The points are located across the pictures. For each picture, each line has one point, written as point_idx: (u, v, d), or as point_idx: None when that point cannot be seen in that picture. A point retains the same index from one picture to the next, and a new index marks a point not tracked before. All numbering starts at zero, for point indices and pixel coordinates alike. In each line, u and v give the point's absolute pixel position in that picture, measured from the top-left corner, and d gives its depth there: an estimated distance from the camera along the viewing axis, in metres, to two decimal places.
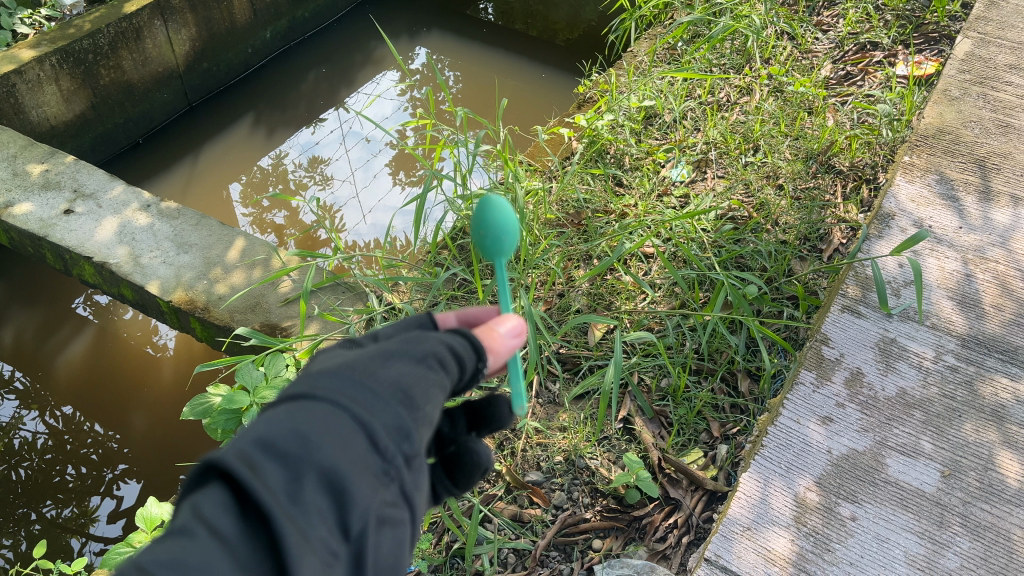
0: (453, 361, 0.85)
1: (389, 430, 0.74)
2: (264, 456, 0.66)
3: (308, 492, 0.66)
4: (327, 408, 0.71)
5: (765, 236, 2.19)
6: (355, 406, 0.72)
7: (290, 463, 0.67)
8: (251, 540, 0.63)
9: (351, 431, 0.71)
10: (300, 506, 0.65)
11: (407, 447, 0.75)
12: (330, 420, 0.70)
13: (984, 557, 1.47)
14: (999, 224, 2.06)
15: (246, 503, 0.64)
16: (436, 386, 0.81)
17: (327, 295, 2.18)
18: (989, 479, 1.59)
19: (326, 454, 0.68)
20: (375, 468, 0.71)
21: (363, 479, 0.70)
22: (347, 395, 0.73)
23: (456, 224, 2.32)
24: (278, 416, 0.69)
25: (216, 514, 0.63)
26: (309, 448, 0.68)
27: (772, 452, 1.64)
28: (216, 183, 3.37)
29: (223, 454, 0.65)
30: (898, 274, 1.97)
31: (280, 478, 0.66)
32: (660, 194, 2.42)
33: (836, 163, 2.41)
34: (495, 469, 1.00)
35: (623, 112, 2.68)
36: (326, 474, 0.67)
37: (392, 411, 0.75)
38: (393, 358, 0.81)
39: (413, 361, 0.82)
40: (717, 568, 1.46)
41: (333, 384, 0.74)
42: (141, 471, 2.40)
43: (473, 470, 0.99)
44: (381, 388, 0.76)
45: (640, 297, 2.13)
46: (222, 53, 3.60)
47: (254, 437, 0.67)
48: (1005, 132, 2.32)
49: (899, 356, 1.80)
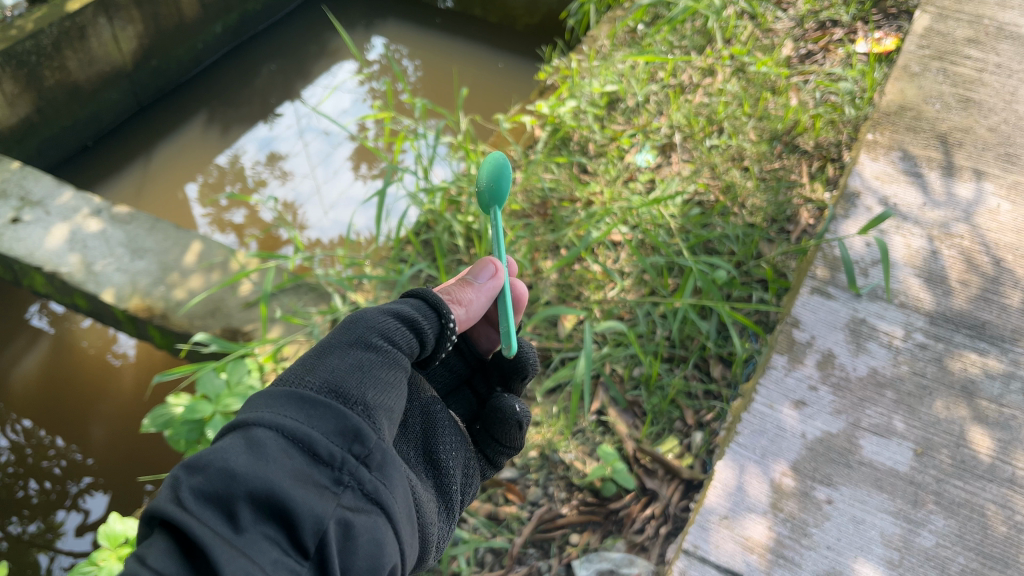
0: (398, 334, 1.03)
1: (331, 439, 0.82)
2: (200, 496, 0.72)
3: (250, 520, 0.73)
4: (263, 431, 0.79)
5: (732, 220, 2.17)
6: (289, 424, 0.80)
7: (226, 496, 0.73)
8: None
9: (287, 449, 0.79)
10: (246, 533, 0.72)
11: (354, 447, 0.84)
12: (263, 445, 0.77)
13: (960, 534, 1.47)
14: (963, 199, 2.06)
15: (188, 544, 0.70)
16: (373, 375, 0.94)
17: (289, 297, 2.13)
18: (962, 455, 1.59)
19: (261, 478, 0.75)
20: (322, 479, 0.80)
21: (309, 491, 0.78)
22: (278, 414, 0.81)
23: (420, 219, 2.27)
24: (206, 451, 0.76)
25: (159, 559, 0.67)
26: (243, 474, 0.74)
27: (747, 439, 1.62)
28: (170, 182, 3.27)
29: (158, 502, 0.71)
30: (865, 254, 1.96)
31: (218, 513, 0.72)
32: (625, 180, 2.39)
33: (800, 144, 2.39)
34: (528, 422, 1.25)
35: (586, 98, 2.64)
36: (268, 496, 0.74)
37: (329, 417, 0.84)
38: (327, 360, 0.93)
39: (347, 358, 0.94)
40: (696, 559, 1.45)
41: (265, 406, 0.82)
42: (107, 482, 2.32)
43: (509, 424, 1.25)
44: (314, 396, 0.85)
45: (610, 286, 2.10)
46: (171, 49, 3.50)
47: (188, 478, 0.73)
48: (965, 106, 2.32)
49: (869, 336, 1.79)
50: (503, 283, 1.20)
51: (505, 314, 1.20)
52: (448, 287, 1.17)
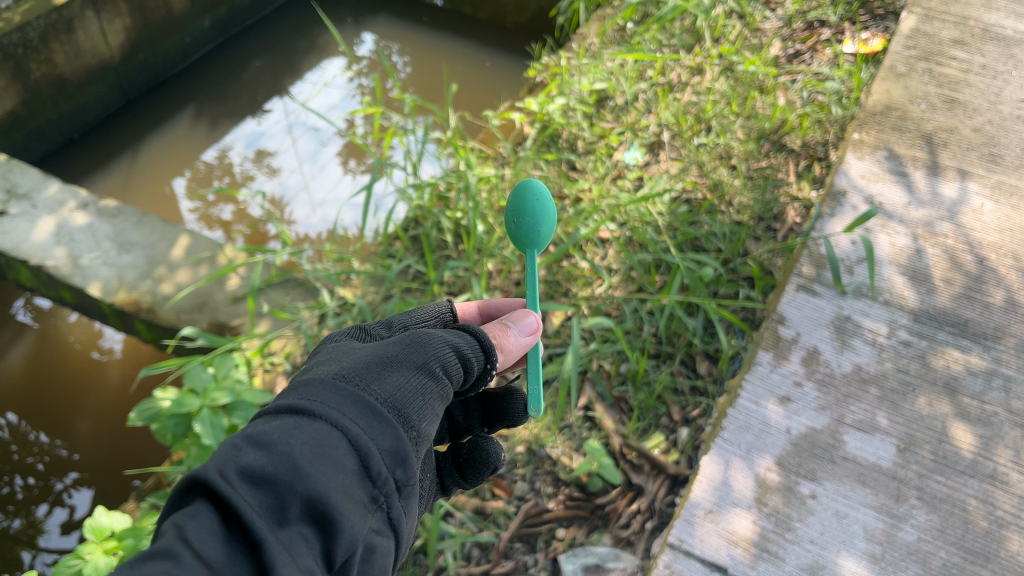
0: (457, 367, 1.00)
1: (383, 456, 0.83)
2: (255, 481, 0.73)
3: (295, 517, 0.74)
4: (326, 430, 0.79)
5: (719, 218, 2.19)
6: (352, 431, 0.81)
7: (279, 488, 0.74)
8: (236, 563, 0.69)
9: (345, 456, 0.79)
10: (286, 529, 0.72)
11: (397, 472, 0.85)
12: (325, 446, 0.78)
13: (941, 528, 1.49)
14: (947, 198, 2.08)
15: (234, 527, 0.70)
16: (430, 403, 0.94)
17: (276, 292, 2.13)
18: (944, 451, 1.60)
19: (317, 482, 0.75)
20: (364, 494, 0.80)
21: (352, 508, 0.78)
22: (344, 415, 0.82)
23: (409, 215, 2.28)
24: (271, 433, 0.76)
25: (202, 540, 0.68)
26: (304, 473, 0.75)
27: (732, 434, 1.63)
28: (157, 176, 3.26)
29: (214, 470, 0.72)
30: (850, 251, 1.97)
31: (268, 502, 0.73)
32: (614, 177, 2.40)
33: (788, 142, 2.41)
34: (502, 467, 1.23)
35: (575, 95, 2.65)
36: (317, 501, 0.75)
37: (387, 435, 0.84)
38: (391, 372, 0.92)
39: (410, 377, 0.93)
40: (681, 553, 1.46)
41: (332, 401, 0.82)
42: (92, 478, 2.31)
43: (484, 466, 1.22)
44: (377, 409, 0.85)
45: (598, 282, 2.12)
46: (158, 43, 3.48)
47: (249, 460, 0.74)
48: (951, 107, 2.34)
49: (853, 333, 1.81)
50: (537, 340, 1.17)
51: (534, 377, 1.23)
52: (488, 328, 1.12)
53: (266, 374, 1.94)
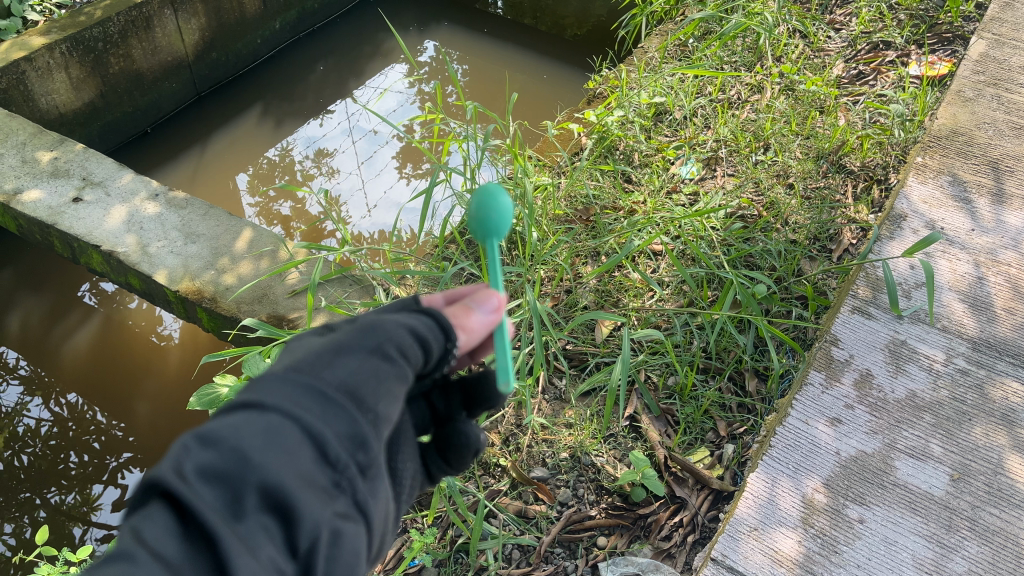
0: (415, 349, 0.86)
1: (341, 439, 0.73)
2: (201, 478, 0.66)
3: (251, 508, 0.66)
4: (274, 418, 0.70)
5: (775, 236, 2.18)
6: (304, 415, 0.71)
7: (230, 481, 0.66)
8: (196, 559, 0.63)
9: (298, 442, 0.70)
10: (244, 522, 0.65)
11: (358, 455, 0.74)
12: (274, 434, 0.69)
13: (993, 561, 1.46)
14: (1012, 227, 2.04)
15: (188, 525, 0.65)
16: (389, 382, 0.80)
17: (334, 288, 2.21)
18: (998, 483, 1.58)
19: (268, 472, 0.67)
20: (323, 481, 0.71)
21: (311, 495, 0.69)
22: (293, 401, 0.72)
23: (465, 219, 2.31)
24: (217, 427, 0.69)
25: (156, 536, 0.64)
26: (253, 463, 0.67)
27: (780, 453, 1.63)
28: (224, 170, 3.37)
29: (164, 472, 0.66)
30: (909, 276, 1.95)
31: (219, 496, 0.66)
32: (669, 190, 2.41)
33: (847, 163, 2.38)
34: (486, 450, 1.04)
35: (634, 108, 2.66)
36: (270, 492, 0.67)
37: (342, 418, 0.74)
38: (349, 352, 0.80)
39: (367, 358, 0.80)
40: (724, 568, 1.46)
41: (280, 388, 0.73)
42: (145, 460, 2.39)
43: (465, 451, 1.03)
44: (330, 392, 0.74)
45: (648, 294, 2.14)
46: (231, 43, 3.59)
47: (196, 457, 0.67)
48: (1019, 134, 2.30)
49: (909, 358, 1.78)
50: (504, 317, 0.98)
51: (501, 352, 0.99)
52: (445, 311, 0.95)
53: None
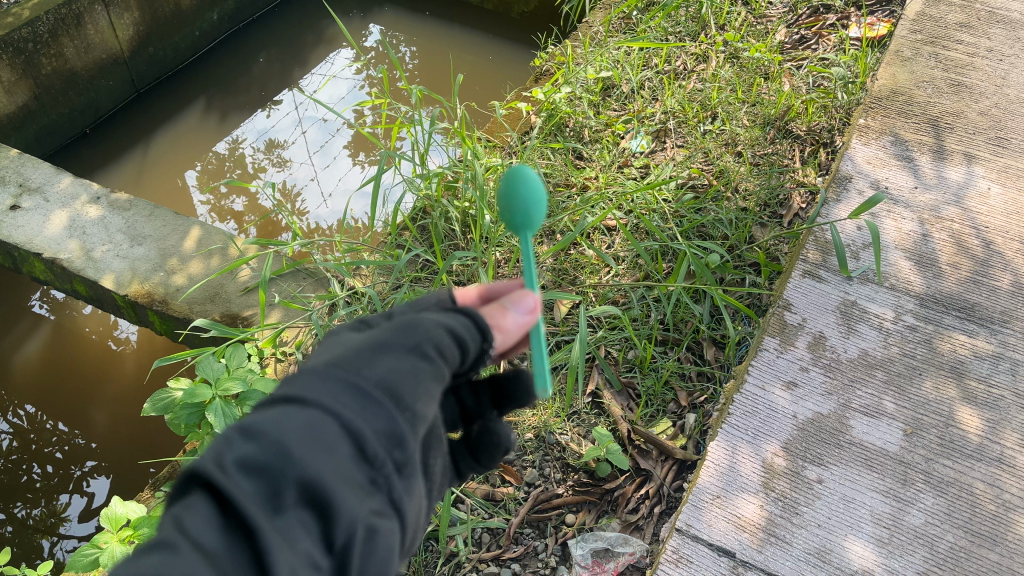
0: (451, 348, 0.87)
1: (380, 435, 0.75)
2: (244, 470, 0.67)
3: (290, 503, 0.67)
4: (317, 413, 0.71)
5: (725, 204, 2.19)
6: (345, 412, 0.73)
7: (271, 475, 0.67)
8: (234, 553, 0.64)
9: (338, 439, 0.71)
10: (282, 516, 0.67)
11: (396, 452, 0.76)
12: (316, 429, 0.70)
13: (948, 512, 1.50)
14: (954, 182, 2.08)
15: (228, 518, 0.66)
16: (430, 379, 0.81)
17: (287, 283, 2.19)
18: (950, 435, 1.61)
19: (308, 467, 0.68)
20: (360, 477, 0.72)
21: (349, 492, 0.70)
22: (334, 397, 0.73)
23: (416, 205, 2.29)
24: (261, 421, 0.70)
25: (196, 528, 0.64)
26: (294, 458, 0.68)
27: (739, 420, 1.65)
28: (169, 168, 3.30)
29: (207, 463, 0.67)
30: (856, 237, 1.98)
31: (259, 489, 0.67)
32: (620, 165, 2.40)
33: (793, 128, 2.40)
34: (515, 450, 1.05)
35: (580, 84, 2.65)
36: (310, 486, 0.68)
37: (382, 414, 0.75)
38: (389, 349, 0.81)
39: (406, 356, 0.82)
40: (689, 538, 1.48)
41: (323, 385, 0.74)
42: (111, 466, 2.35)
43: (496, 449, 1.04)
44: (370, 388, 0.76)
45: (604, 270, 2.15)
46: (168, 37, 3.50)
47: (238, 449, 0.68)
48: (956, 91, 2.34)
49: (860, 318, 1.81)
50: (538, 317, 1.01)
51: (539, 355, 1.06)
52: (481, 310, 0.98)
53: (277, 364, 2.00)
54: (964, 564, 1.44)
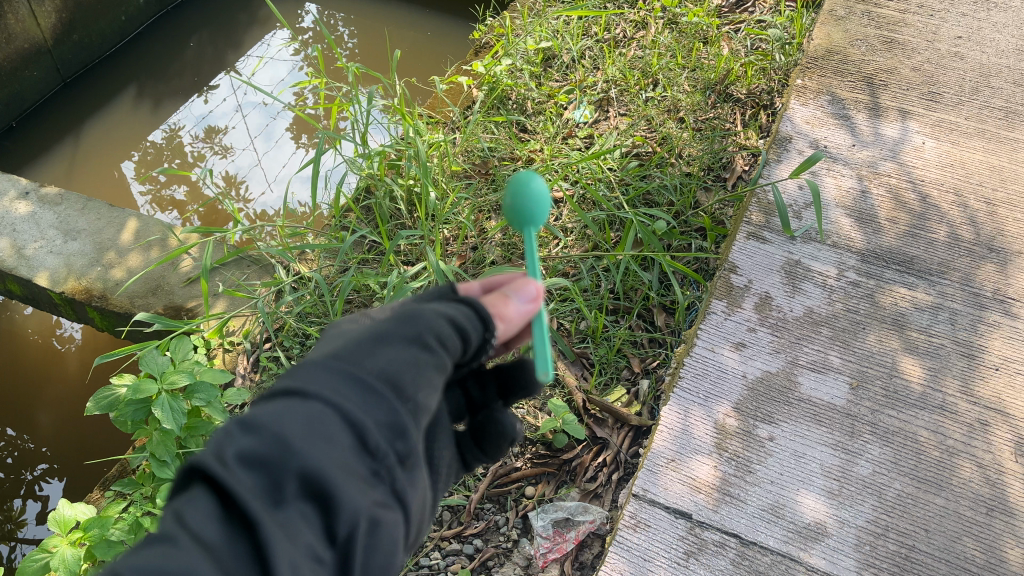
0: (453, 339, 0.90)
1: (379, 428, 0.78)
2: (246, 463, 0.70)
3: (292, 495, 0.70)
4: (317, 407, 0.75)
5: (670, 170, 2.20)
6: (344, 406, 0.76)
7: (273, 467, 0.71)
8: (235, 543, 0.67)
9: (338, 432, 0.74)
10: (284, 509, 0.69)
11: (396, 444, 0.79)
12: (316, 423, 0.73)
13: (895, 460, 1.54)
14: (890, 138, 2.11)
15: (230, 510, 0.69)
16: (428, 371, 0.85)
17: (231, 271, 2.14)
18: (895, 385, 1.65)
19: (309, 459, 0.71)
20: (361, 469, 0.75)
21: (350, 483, 0.73)
22: (334, 391, 0.77)
23: (360, 185, 2.25)
24: (262, 416, 0.73)
25: (199, 520, 0.67)
26: (294, 451, 0.71)
27: (690, 383, 1.66)
28: (103, 159, 3.19)
29: (210, 457, 0.70)
30: (798, 196, 2.00)
31: (261, 482, 0.70)
32: (565, 136, 2.39)
33: (733, 92, 2.42)
34: (521, 440, 1.09)
35: (521, 55, 2.63)
36: (311, 478, 0.71)
37: (381, 407, 0.79)
38: (388, 345, 0.85)
39: (405, 348, 0.85)
40: (646, 502, 1.50)
41: (323, 380, 0.77)
42: (65, 468, 2.27)
43: (502, 439, 1.07)
44: (368, 383, 0.79)
45: (553, 243, 2.14)
46: (93, 23, 3.37)
47: (240, 443, 0.71)
48: (889, 48, 2.37)
49: (804, 277, 1.84)
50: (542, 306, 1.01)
51: (540, 340, 1.01)
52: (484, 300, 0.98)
53: (225, 354, 1.98)
54: (911, 510, 1.48)
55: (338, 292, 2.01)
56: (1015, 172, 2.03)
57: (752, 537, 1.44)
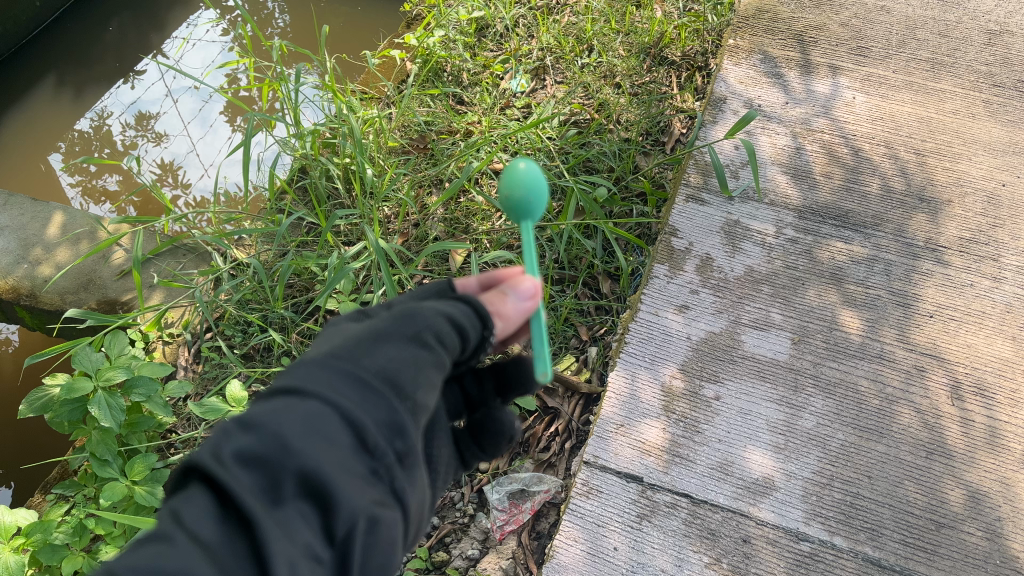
0: (451, 336, 0.89)
1: (379, 426, 0.76)
2: (243, 462, 0.69)
3: (290, 495, 0.69)
4: (317, 405, 0.73)
5: (608, 136, 2.19)
6: (344, 404, 0.75)
7: (270, 467, 0.69)
8: (231, 543, 0.66)
9: (337, 430, 0.73)
10: (282, 508, 0.68)
11: (396, 442, 0.77)
12: (314, 422, 0.72)
13: (838, 411, 1.57)
14: (822, 94, 2.13)
15: (226, 509, 0.68)
16: (429, 368, 0.84)
17: (166, 261, 2.08)
18: (835, 338, 1.68)
19: (307, 458, 0.70)
20: (360, 468, 0.74)
21: (349, 482, 0.72)
22: (334, 389, 0.75)
23: (294, 167, 2.20)
24: (260, 414, 0.72)
25: (195, 520, 0.66)
26: (293, 450, 0.70)
27: (636, 347, 1.67)
28: (26, 152, 3.07)
29: (207, 456, 0.70)
30: (734, 156, 2.02)
31: (258, 481, 0.68)
32: (502, 107, 2.36)
33: (668, 55, 2.42)
34: (521, 438, 1.07)
35: (454, 26, 2.58)
36: (310, 477, 0.70)
37: (380, 405, 0.77)
38: (387, 342, 0.83)
39: (405, 345, 0.84)
40: (597, 469, 1.50)
41: (321, 377, 0.76)
42: (11, 475, 2.18)
43: (502, 437, 1.06)
44: (369, 380, 0.78)
45: (496, 215, 2.11)
46: (6, 10, 3.23)
47: (237, 442, 0.70)
48: (817, 5, 2.40)
49: (743, 236, 1.85)
50: (539, 304, 1.02)
51: (540, 342, 1.00)
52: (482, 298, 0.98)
53: (165, 347, 1.93)
54: (855, 458, 1.51)
55: (277, 276, 1.96)
56: (943, 122, 2.06)
57: (702, 496, 1.46)
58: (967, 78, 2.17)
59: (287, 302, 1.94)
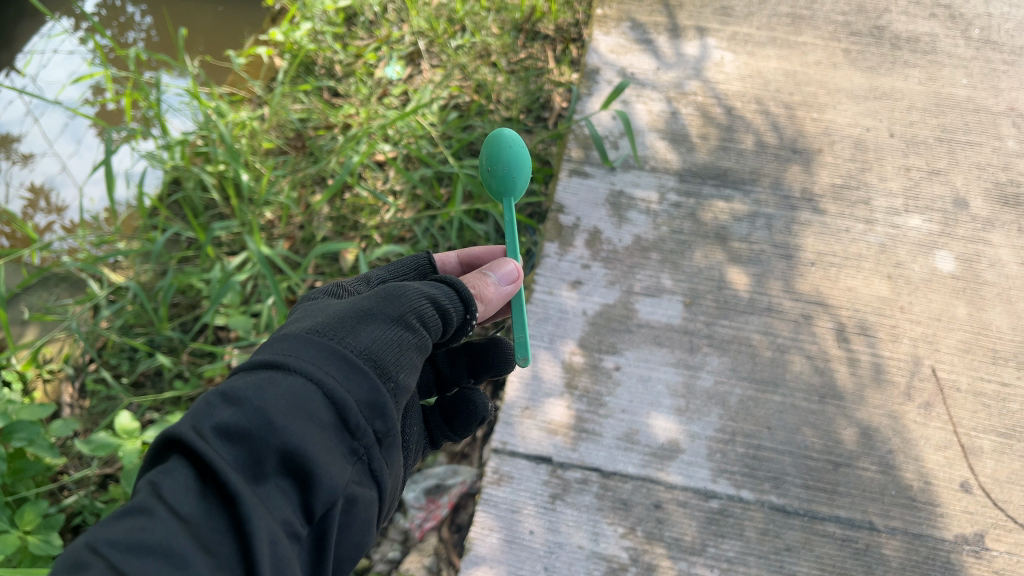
0: (434, 318, 0.96)
1: (362, 406, 0.79)
2: (227, 437, 0.70)
3: (271, 471, 0.71)
4: (302, 382, 0.76)
5: (490, 117, 2.16)
6: (329, 383, 0.77)
7: (254, 442, 0.71)
8: (211, 519, 0.67)
9: (319, 408, 0.75)
10: (263, 484, 0.70)
11: (376, 423, 0.81)
12: (300, 399, 0.75)
13: (733, 367, 1.61)
14: (691, 57, 2.16)
15: (208, 482, 0.68)
16: (407, 350, 0.89)
17: (37, 295, 1.96)
18: (724, 296, 1.71)
19: (291, 436, 0.72)
20: (342, 446, 0.77)
21: (330, 461, 0.75)
22: (317, 366, 0.78)
23: (166, 180, 2.11)
24: (245, 389, 0.73)
25: (175, 494, 0.66)
26: (278, 427, 0.72)
27: (534, 328, 1.67)
28: None
29: (186, 426, 0.70)
30: (612, 127, 2.03)
31: (240, 456, 0.70)
32: (379, 96, 2.30)
33: (541, 29, 2.41)
34: (492, 420, 1.22)
35: (321, 18, 2.51)
36: (292, 455, 0.72)
37: (363, 385, 0.80)
38: (369, 324, 0.87)
39: (386, 327, 0.89)
40: (507, 455, 1.50)
41: (307, 354, 0.78)
42: None
43: (474, 419, 1.21)
44: (353, 360, 0.81)
45: (385, 209, 2.06)
46: None
47: (221, 415, 0.71)
48: None
49: (628, 206, 1.87)
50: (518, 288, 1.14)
51: (519, 323, 1.19)
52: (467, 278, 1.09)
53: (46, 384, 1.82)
54: (754, 411, 1.55)
55: (160, 296, 1.88)
56: (808, 75, 2.12)
57: (612, 468, 1.47)
58: (826, 28, 2.24)
59: (173, 322, 1.87)
